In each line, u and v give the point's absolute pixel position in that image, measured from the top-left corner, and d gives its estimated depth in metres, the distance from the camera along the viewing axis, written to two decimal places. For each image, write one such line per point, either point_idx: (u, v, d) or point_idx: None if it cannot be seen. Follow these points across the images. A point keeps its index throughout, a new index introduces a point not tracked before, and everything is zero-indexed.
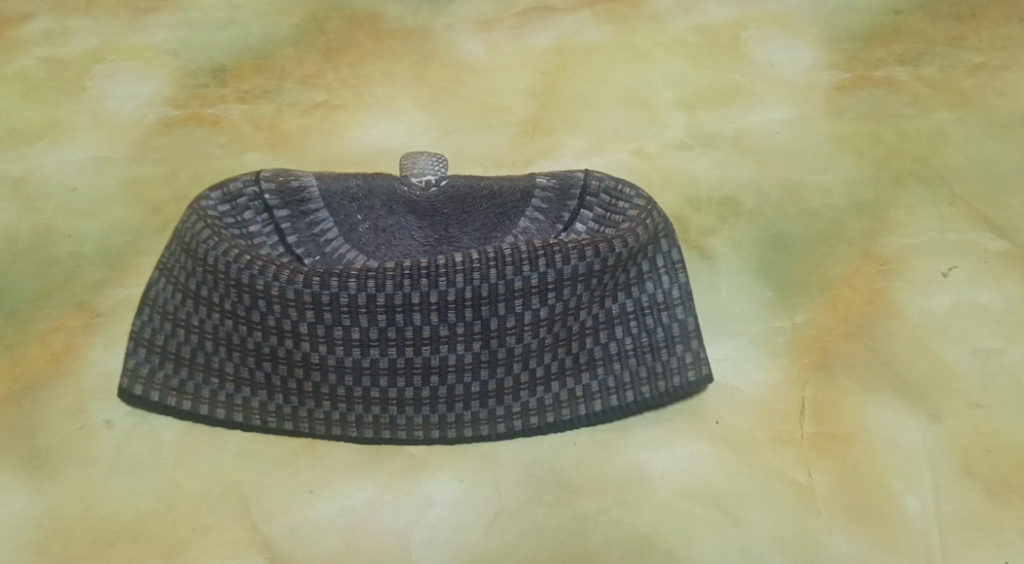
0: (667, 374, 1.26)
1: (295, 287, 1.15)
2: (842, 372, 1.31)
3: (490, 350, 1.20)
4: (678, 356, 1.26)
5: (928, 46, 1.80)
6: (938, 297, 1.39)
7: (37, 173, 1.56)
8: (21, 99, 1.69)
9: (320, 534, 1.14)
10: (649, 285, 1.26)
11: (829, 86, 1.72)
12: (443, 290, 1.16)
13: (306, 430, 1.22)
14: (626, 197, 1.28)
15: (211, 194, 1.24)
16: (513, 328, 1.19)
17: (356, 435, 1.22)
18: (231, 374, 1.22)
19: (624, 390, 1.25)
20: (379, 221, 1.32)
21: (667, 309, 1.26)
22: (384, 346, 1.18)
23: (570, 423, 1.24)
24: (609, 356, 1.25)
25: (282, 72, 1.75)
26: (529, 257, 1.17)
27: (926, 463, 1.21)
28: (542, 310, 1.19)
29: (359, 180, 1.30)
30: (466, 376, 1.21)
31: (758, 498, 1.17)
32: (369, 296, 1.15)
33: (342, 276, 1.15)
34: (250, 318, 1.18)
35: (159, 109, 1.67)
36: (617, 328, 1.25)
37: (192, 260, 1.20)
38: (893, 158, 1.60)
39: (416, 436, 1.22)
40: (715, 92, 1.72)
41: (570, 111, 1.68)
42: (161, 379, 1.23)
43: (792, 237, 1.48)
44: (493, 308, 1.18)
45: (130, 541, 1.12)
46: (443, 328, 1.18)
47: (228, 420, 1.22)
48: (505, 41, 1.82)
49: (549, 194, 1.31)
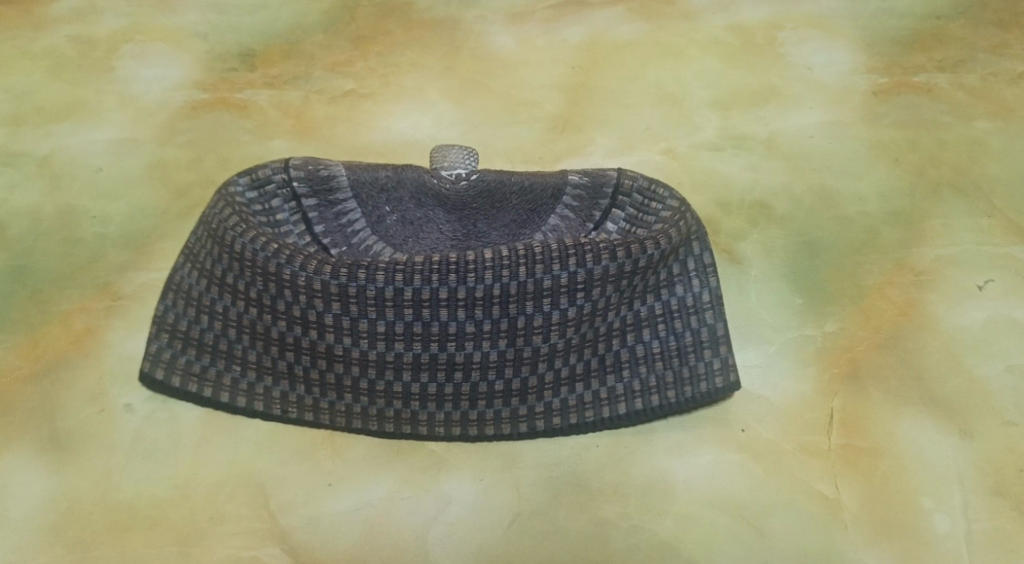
0: (695, 380, 1.23)
1: (321, 278, 1.13)
2: (872, 384, 1.28)
3: (516, 348, 1.18)
4: (706, 361, 1.24)
5: (970, 54, 1.76)
6: (973, 311, 1.36)
7: (64, 153, 1.55)
8: (49, 77, 1.68)
9: (337, 528, 1.12)
10: (679, 288, 1.23)
11: (866, 91, 1.69)
12: (472, 286, 1.14)
13: (326, 422, 1.21)
14: (659, 197, 1.26)
15: (239, 180, 1.23)
16: (540, 327, 1.17)
17: (377, 429, 1.20)
18: (253, 363, 1.21)
19: (649, 394, 1.23)
20: (407, 213, 1.31)
21: (696, 313, 1.24)
22: (409, 340, 1.16)
23: (593, 426, 1.22)
24: (635, 359, 1.23)
25: (311, 58, 1.73)
26: (559, 256, 1.15)
27: (956, 480, 1.18)
28: (571, 310, 1.17)
29: (388, 171, 1.29)
30: (490, 373, 1.19)
31: (784, 510, 1.15)
32: (397, 290, 1.14)
33: (370, 268, 1.14)
34: (276, 307, 1.17)
35: (187, 92, 1.66)
36: (645, 331, 1.23)
37: (219, 246, 1.18)
38: (930, 167, 1.57)
39: (437, 432, 1.20)
40: (750, 94, 1.69)
41: (600, 107, 1.66)
42: (183, 365, 1.22)
43: (824, 244, 1.46)
44: (520, 306, 1.16)
45: (146, 528, 1.11)
46: (469, 324, 1.16)
47: (248, 409, 1.21)
48: (536, 35, 1.80)
49: (580, 192, 1.29)
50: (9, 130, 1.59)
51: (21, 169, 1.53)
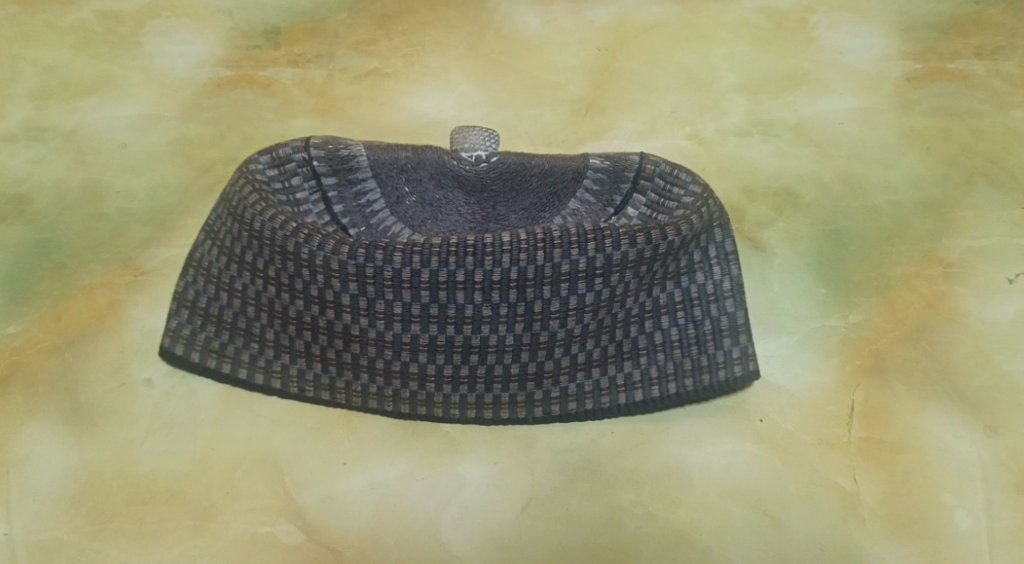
0: (713, 368, 1.22)
1: (339, 257, 1.13)
2: (896, 377, 1.26)
3: (533, 332, 1.17)
4: (725, 350, 1.22)
5: (1010, 40, 1.70)
6: (1004, 305, 1.33)
7: (90, 128, 1.56)
8: (76, 51, 1.69)
9: (351, 507, 1.14)
10: (699, 275, 1.22)
11: (900, 77, 1.64)
12: (489, 269, 1.13)
13: (341, 401, 1.21)
14: (681, 182, 1.24)
15: (260, 157, 1.22)
16: (558, 312, 1.16)
17: (392, 409, 1.20)
18: (272, 340, 1.21)
19: (666, 381, 1.21)
20: (426, 195, 1.30)
21: (715, 301, 1.22)
22: (425, 322, 1.16)
23: (609, 412, 1.21)
24: (653, 346, 1.21)
25: (335, 37, 1.72)
26: (577, 240, 1.13)
27: (979, 477, 1.17)
28: (588, 295, 1.15)
29: (408, 152, 1.28)
30: (506, 357, 1.18)
31: (801, 502, 1.14)
32: (414, 271, 1.13)
33: (387, 249, 1.13)
34: (293, 286, 1.17)
35: (211, 69, 1.66)
36: (663, 319, 1.21)
37: (238, 223, 1.18)
38: (964, 156, 1.53)
39: (451, 414, 1.20)
40: (780, 78, 1.65)
41: (626, 90, 1.64)
42: (202, 341, 1.23)
43: (851, 234, 1.43)
44: (538, 290, 1.15)
45: (164, 501, 1.13)
46: (485, 308, 1.15)
47: (265, 386, 1.21)
48: (562, 15, 1.77)
49: (601, 176, 1.28)
50: (36, 104, 1.60)
51: (47, 142, 1.54)
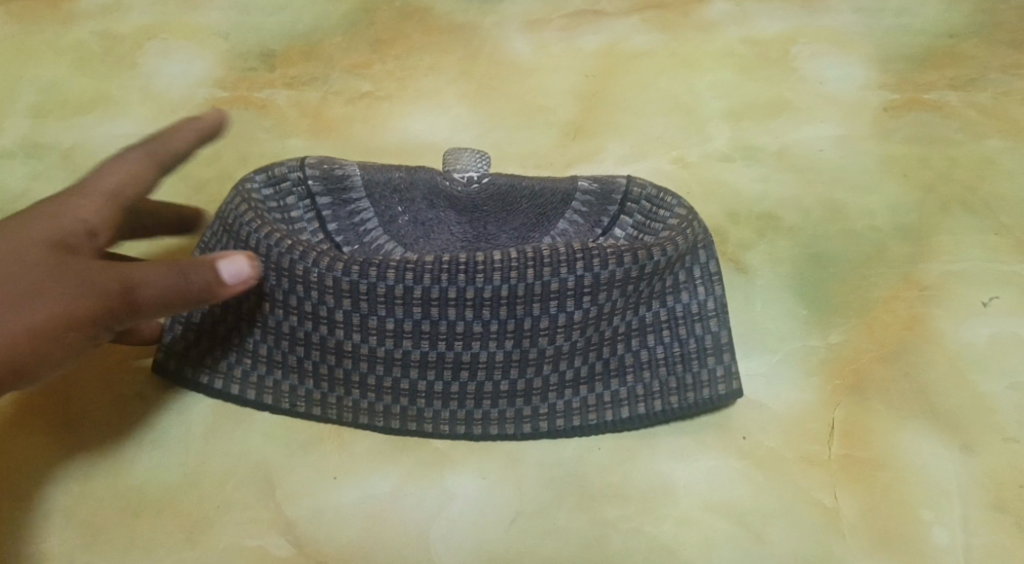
0: (697, 387, 1.25)
1: (334, 274, 1.16)
2: (876, 396, 1.29)
3: (522, 349, 1.20)
4: (709, 369, 1.25)
5: (983, 72, 1.76)
6: (978, 328, 1.37)
7: (88, 145, 1.59)
8: (74, 70, 1.71)
9: (342, 520, 1.16)
10: (684, 295, 1.25)
11: (878, 106, 1.70)
12: (480, 286, 1.16)
13: (333, 417, 1.22)
14: (667, 205, 1.28)
15: (256, 176, 1.25)
16: (547, 329, 1.19)
17: (382, 425, 1.22)
18: (265, 356, 1.23)
19: (652, 398, 1.24)
20: (419, 214, 1.33)
21: (699, 321, 1.25)
22: (417, 338, 1.18)
23: (596, 428, 1.23)
24: (639, 363, 1.24)
25: (330, 60, 1.75)
26: (566, 259, 1.17)
27: (956, 494, 1.20)
28: (576, 313, 1.18)
29: (401, 172, 1.31)
30: (496, 373, 1.21)
31: (783, 518, 1.18)
32: (406, 288, 1.16)
33: (381, 266, 1.16)
34: (287, 303, 1.19)
35: (208, 90, 1.69)
36: (648, 337, 1.25)
37: (233, 240, 1.20)
38: (940, 183, 1.58)
39: (441, 431, 1.22)
40: (763, 106, 1.70)
41: (614, 115, 1.68)
42: (195, 356, 1.24)
43: (831, 257, 1.47)
44: (528, 307, 1.17)
45: (156, 513, 1.16)
46: (477, 324, 1.18)
47: (256, 400, 1.23)
48: (553, 41, 1.81)
49: (589, 198, 1.31)
50: (34, 121, 1.63)
51: (43, 159, 1.57)
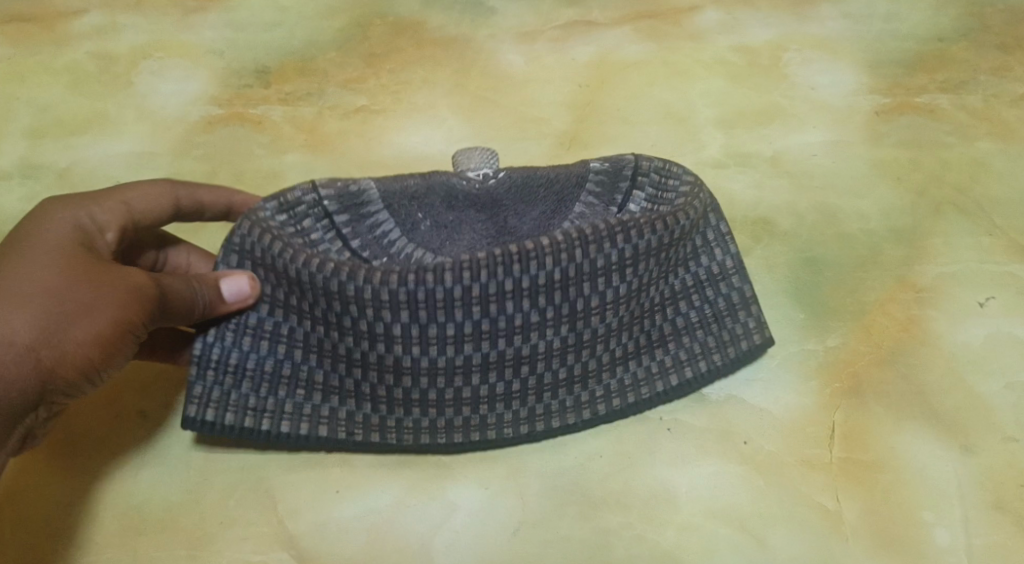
0: (735, 341, 1.28)
1: (389, 287, 1.12)
2: (874, 399, 1.30)
3: (576, 332, 1.20)
4: (742, 323, 1.28)
5: (973, 75, 1.78)
6: (975, 328, 1.38)
7: (84, 164, 1.60)
8: (69, 90, 1.72)
9: (344, 534, 1.16)
10: (705, 257, 1.28)
11: (869, 111, 1.71)
12: (535, 274, 1.15)
13: (395, 441, 1.20)
14: (675, 174, 1.28)
15: (267, 203, 1.18)
16: (597, 307, 1.19)
17: (447, 441, 1.21)
18: (314, 383, 1.19)
19: (697, 360, 1.27)
20: (439, 218, 1.27)
21: (722, 281, 1.29)
22: (477, 340, 1.17)
23: (651, 401, 1.25)
24: (678, 330, 1.28)
25: (324, 76, 1.77)
26: (608, 235, 1.17)
27: (956, 495, 1.21)
28: (622, 287, 1.19)
29: (416, 178, 1.25)
30: (554, 362, 1.21)
31: (785, 522, 1.18)
32: (465, 288, 1.13)
33: (437, 271, 1.13)
34: (338, 323, 1.15)
35: (203, 107, 1.70)
36: (682, 303, 1.28)
37: (272, 272, 1.15)
38: (932, 186, 1.59)
39: (507, 433, 1.22)
40: (755, 112, 1.72)
41: (608, 125, 1.69)
42: (237, 401, 1.17)
43: (826, 261, 1.47)
44: (579, 288, 1.18)
45: (158, 531, 1.16)
46: (534, 315, 1.17)
47: (314, 436, 1.18)
48: (545, 53, 1.83)
49: (602, 177, 1.29)
50: (31, 142, 1.63)
51: (41, 179, 1.58)
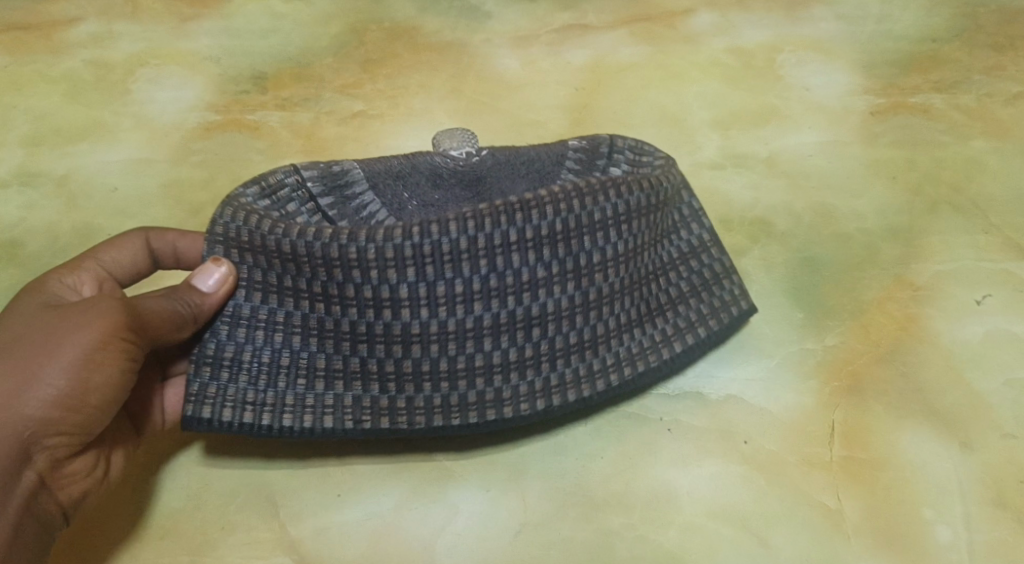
0: (725, 307, 1.29)
1: (393, 241, 1.12)
2: (874, 397, 1.30)
3: (583, 290, 1.19)
4: (723, 295, 1.30)
5: (967, 75, 1.79)
6: (972, 325, 1.39)
7: (81, 172, 1.60)
8: (66, 99, 1.72)
9: (346, 538, 1.16)
10: (683, 232, 1.32)
11: (864, 111, 1.72)
12: (538, 224, 1.15)
13: (405, 425, 1.16)
14: (647, 152, 1.33)
15: (249, 190, 1.21)
16: (600, 263, 1.19)
17: (461, 421, 1.17)
18: (313, 369, 1.17)
19: (695, 327, 1.27)
20: (425, 197, 1.32)
21: (703, 252, 1.32)
22: (487, 298, 1.15)
23: (661, 369, 1.23)
24: (672, 300, 1.27)
25: (321, 81, 1.77)
26: (600, 188, 1.18)
27: (957, 491, 1.21)
28: (620, 244, 1.20)
29: (399, 159, 1.32)
30: (564, 324, 1.19)
31: (787, 521, 1.18)
32: (470, 239, 1.13)
33: (441, 223, 1.13)
34: (333, 294, 1.14)
35: (200, 113, 1.70)
36: (671, 274, 1.29)
37: (257, 253, 1.15)
38: (928, 185, 1.59)
39: (524, 409, 1.18)
40: (750, 113, 1.72)
41: (604, 128, 1.70)
42: (234, 395, 1.15)
43: (824, 260, 1.48)
44: (581, 242, 1.17)
45: (158, 537, 1.16)
46: (540, 270, 1.16)
47: (319, 427, 1.15)
48: (540, 57, 1.83)
49: (580, 155, 1.33)
50: (27, 151, 1.63)
51: (38, 188, 1.58)
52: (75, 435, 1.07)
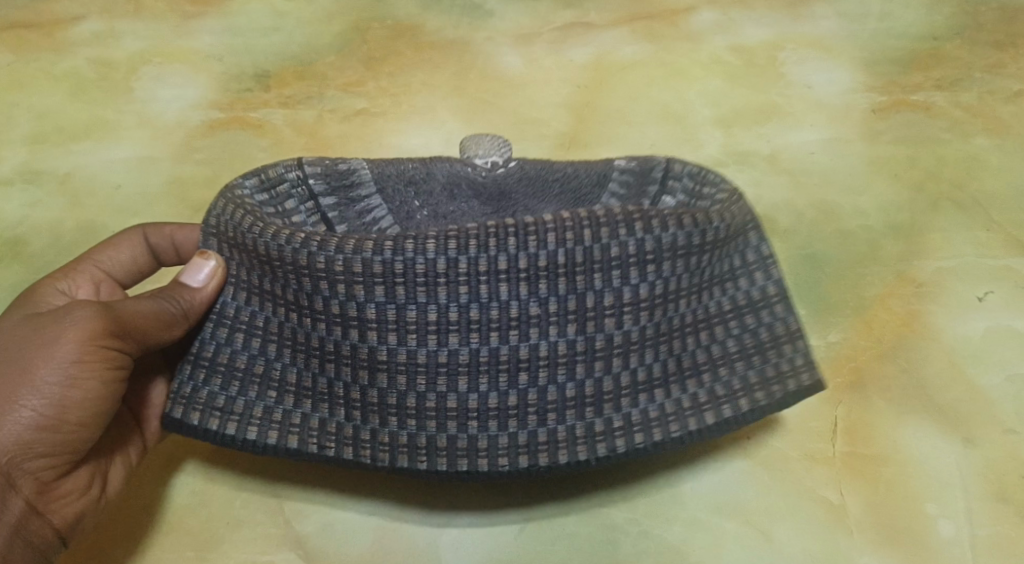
0: (781, 379, 1.13)
1: (364, 256, 1.03)
2: (876, 393, 1.31)
3: (587, 336, 1.07)
4: (789, 358, 1.13)
5: (968, 72, 1.79)
6: (974, 322, 1.39)
7: (85, 170, 1.60)
8: (69, 97, 1.72)
9: (351, 533, 1.17)
10: (743, 281, 1.15)
11: (866, 109, 1.73)
12: (534, 253, 1.03)
13: (367, 460, 1.07)
14: (712, 183, 1.23)
15: (246, 181, 1.19)
16: (612, 308, 1.07)
17: (425, 466, 1.06)
18: (289, 385, 1.10)
19: (736, 398, 1.12)
20: (438, 207, 1.32)
21: (764, 308, 1.14)
22: (466, 331, 1.05)
23: (679, 441, 1.09)
24: (713, 360, 1.13)
25: (324, 79, 1.77)
26: (624, 220, 1.05)
27: (959, 486, 1.22)
28: (643, 288, 1.07)
29: (416, 164, 1.31)
30: (560, 373, 1.07)
31: (790, 516, 1.19)
32: (450, 261, 1.03)
33: (419, 240, 1.03)
34: (309, 307, 1.07)
35: (203, 111, 1.70)
36: (716, 329, 1.14)
37: (245, 253, 1.10)
38: (929, 182, 1.60)
39: (500, 464, 1.06)
40: (752, 111, 1.73)
41: (607, 125, 1.70)
42: (205, 398, 1.10)
43: (826, 257, 1.49)
44: (589, 278, 1.05)
45: (165, 532, 1.17)
46: (534, 306, 1.05)
47: (280, 446, 1.08)
48: (542, 55, 1.84)
49: (628, 177, 1.29)
50: (30, 149, 1.64)
51: (42, 186, 1.58)
52: (59, 456, 1.07)
